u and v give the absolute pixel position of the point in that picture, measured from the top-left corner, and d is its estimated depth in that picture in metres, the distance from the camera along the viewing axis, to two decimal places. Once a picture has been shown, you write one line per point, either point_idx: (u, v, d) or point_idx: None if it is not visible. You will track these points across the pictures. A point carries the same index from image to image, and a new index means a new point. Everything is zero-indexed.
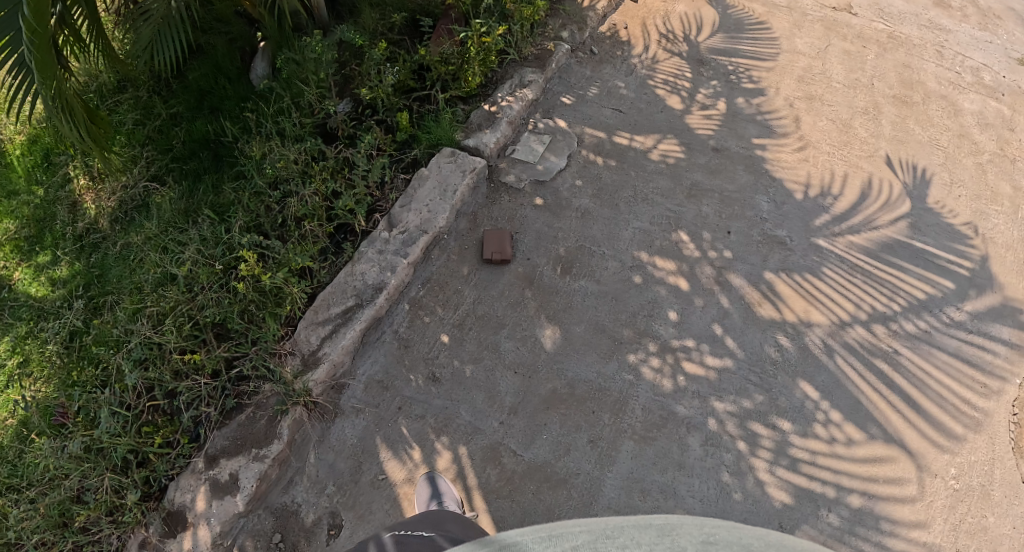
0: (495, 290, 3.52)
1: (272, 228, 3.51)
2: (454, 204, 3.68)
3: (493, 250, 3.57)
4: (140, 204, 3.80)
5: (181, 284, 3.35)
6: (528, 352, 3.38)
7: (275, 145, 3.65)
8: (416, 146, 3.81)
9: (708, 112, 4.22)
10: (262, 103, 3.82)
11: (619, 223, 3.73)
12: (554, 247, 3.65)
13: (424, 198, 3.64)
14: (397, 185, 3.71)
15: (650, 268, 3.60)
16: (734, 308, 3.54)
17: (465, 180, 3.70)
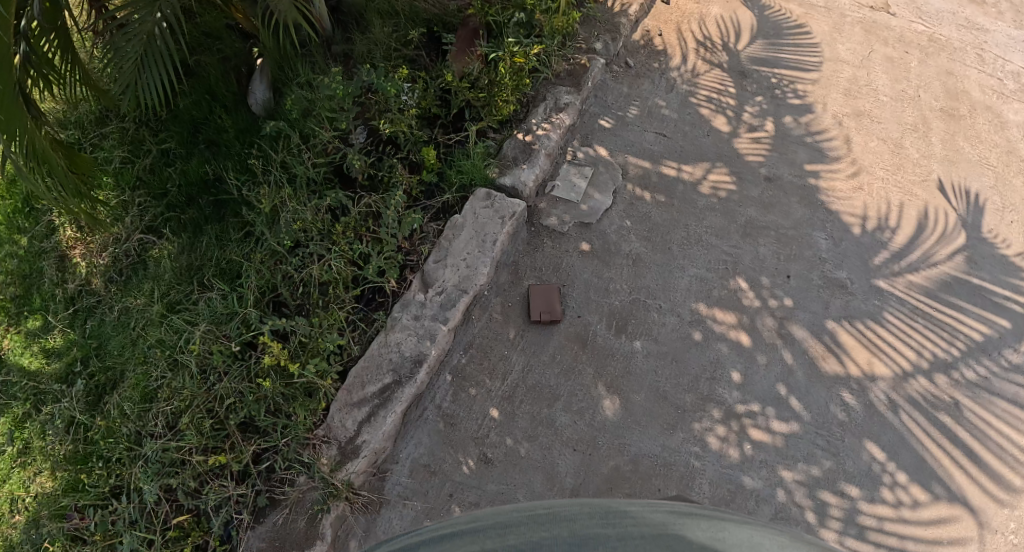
0: (546, 355, 3.25)
1: (292, 298, 3.12)
2: (496, 259, 3.31)
3: (542, 309, 3.27)
4: (136, 260, 3.42)
5: (198, 365, 3.00)
6: (586, 427, 3.13)
7: (287, 199, 3.21)
8: (446, 188, 3.40)
9: (756, 134, 3.91)
10: (268, 147, 3.36)
11: (670, 271, 3.46)
12: (604, 301, 3.36)
13: (463, 252, 3.24)
14: (429, 237, 3.31)
15: (709, 322, 3.36)
16: (798, 365, 3.33)
17: (504, 228, 3.30)
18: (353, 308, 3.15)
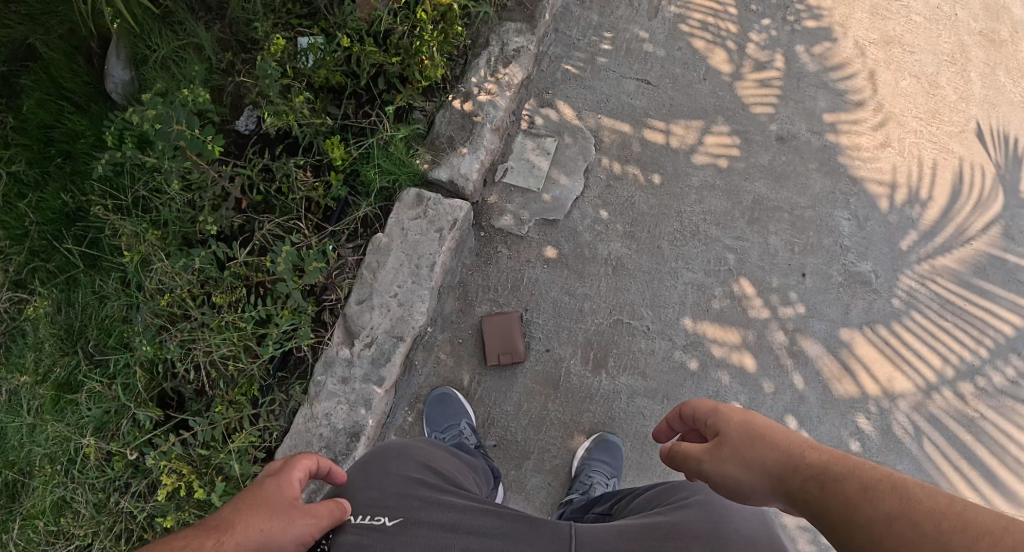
0: (508, 404, 2.59)
1: (188, 383, 2.57)
2: (435, 294, 2.61)
3: (498, 346, 2.59)
4: (9, 324, 2.75)
5: (102, 468, 2.54)
6: (562, 489, 2.55)
7: (162, 262, 2.58)
8: (359, 197, 2.75)
9: (764, 75, 2.99)
10: (129, 185, 2.69)
11: (659, 279, 2.69)
12: (577, 326, 2.63)
13: (388, 290, 2.54)
14: (348, 268, 2.69)
15: (707, 344, 2.70)
16: (810, 391, 2.80)
17: (444, 246, 2.57)
18: (266, 373, 2.58)
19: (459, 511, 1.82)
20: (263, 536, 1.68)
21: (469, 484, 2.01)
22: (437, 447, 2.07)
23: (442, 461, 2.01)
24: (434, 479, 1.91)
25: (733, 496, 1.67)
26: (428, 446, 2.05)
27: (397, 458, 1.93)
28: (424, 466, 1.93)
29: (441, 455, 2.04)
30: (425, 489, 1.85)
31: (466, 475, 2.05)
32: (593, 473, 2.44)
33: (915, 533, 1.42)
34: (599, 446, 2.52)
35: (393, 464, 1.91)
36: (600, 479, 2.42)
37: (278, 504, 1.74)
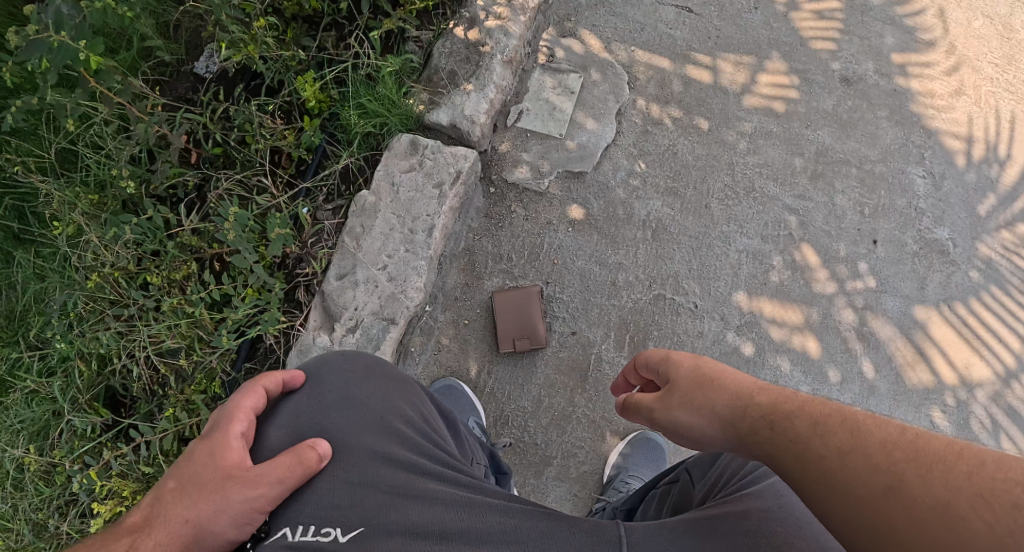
0: (526, 399, 2.09)
1: (134, 382, 2.09)
2: (433, 267, 2.14)
3: (512, 328, 2.08)
4: None
5: (41, 485, 2.02)
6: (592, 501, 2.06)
7: (92, 233, 2.08)
8: (336, 148, 2.30)
9: (823, 5, 2.49)
10: (56, 138, 2.19)
11: (707, 247, 2.18)
12: (609, 303, 2.12)
13: (374, 258, 2.09)
14: (326, 232, 2.26)
15: (765, 325, 2.21)
16: (880, 380, 2.28)
17: (445, 205, 2.11)
18: (234, 363, 2.14)
19: (435, 489, 1.33)
20: (194, 527, 1.31)
21: (441, 431, 1.53)
22: (394, 379, 1.53)
23: (403, 399, 1.50)
24: (398, 445, 1.40)
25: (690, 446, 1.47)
26: (384, 383, 1.50)
27: (346, 417, 1.41)
28: (377, 419, 1.42)
29: (404, 394, 1.51)
30: (383, 459, 1.36)
31: (433, 412, 1.56)
32: (632, 479, 2.01)
33: (872, 470, 1.20)
34: (643, 447, 2.06)
35: (341, 424, 1.40)
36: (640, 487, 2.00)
37: (212, 476, 1.34)
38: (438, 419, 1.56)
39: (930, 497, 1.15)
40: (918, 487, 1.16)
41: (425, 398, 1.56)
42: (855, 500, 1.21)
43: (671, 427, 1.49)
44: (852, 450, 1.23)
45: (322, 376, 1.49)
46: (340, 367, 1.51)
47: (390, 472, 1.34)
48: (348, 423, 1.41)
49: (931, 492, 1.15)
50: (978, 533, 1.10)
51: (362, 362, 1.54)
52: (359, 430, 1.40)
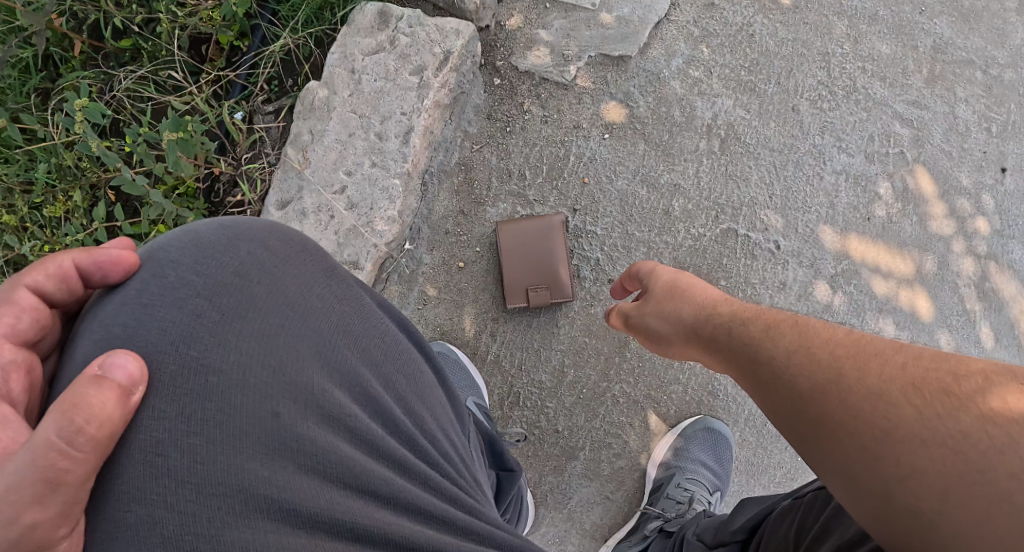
0: (545, 371, 1.48)
1: None
2: (413, 189, 1.53)
3: (522, 272, 1.47)
4: None
5: None
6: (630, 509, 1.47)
7: None
8: (279, 27, 1.66)
9: None
10: None
11: (795, 165, 1.56)
12: (660, 239, 1.50)
13: (328, 172, 1.47)
14: (268, 144, 1.64)
15: (866, 275, 1.59)
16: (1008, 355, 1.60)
17: (427, 101, 1.49)
18: None
19: None
20: None
21: (404, 403, 0.91)
22: (318, 311, 0.86)
23: (336, 361, 0.84)
24: (328, 482, 0.78)
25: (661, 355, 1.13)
26: (298, 328, 0.83)
27: (219, 419, 0.76)
28: (278, 418, 0.78)
29: (335, 344, 0.85)
30: (286, 516, 0.75)
31: (394, 366, 0.92)
32: (692, 487, 1.46)
33: (811, 365, 0.85)
34: (709, 441, 1.48)
35: (212, 433, 0.76)
36: (701, 497, 1.46)
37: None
38: (405, 378, 0.92)
39: (861, 391, 0.80)
40: (858, 379, 0.81)
41: (381, 342, 0.91)
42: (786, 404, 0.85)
43: (642, 337, 1.15)
44: (795, 345, 0.88)
45: (166, 278, 0.80)
46: (201, 272, 0.81)
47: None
48: (231, 436, 0.76)
49: (860, 381, 0.81)
50: (911, 428, 0.76)
51: (252, 264, 0.84)
52: (254, 456, 0.76)
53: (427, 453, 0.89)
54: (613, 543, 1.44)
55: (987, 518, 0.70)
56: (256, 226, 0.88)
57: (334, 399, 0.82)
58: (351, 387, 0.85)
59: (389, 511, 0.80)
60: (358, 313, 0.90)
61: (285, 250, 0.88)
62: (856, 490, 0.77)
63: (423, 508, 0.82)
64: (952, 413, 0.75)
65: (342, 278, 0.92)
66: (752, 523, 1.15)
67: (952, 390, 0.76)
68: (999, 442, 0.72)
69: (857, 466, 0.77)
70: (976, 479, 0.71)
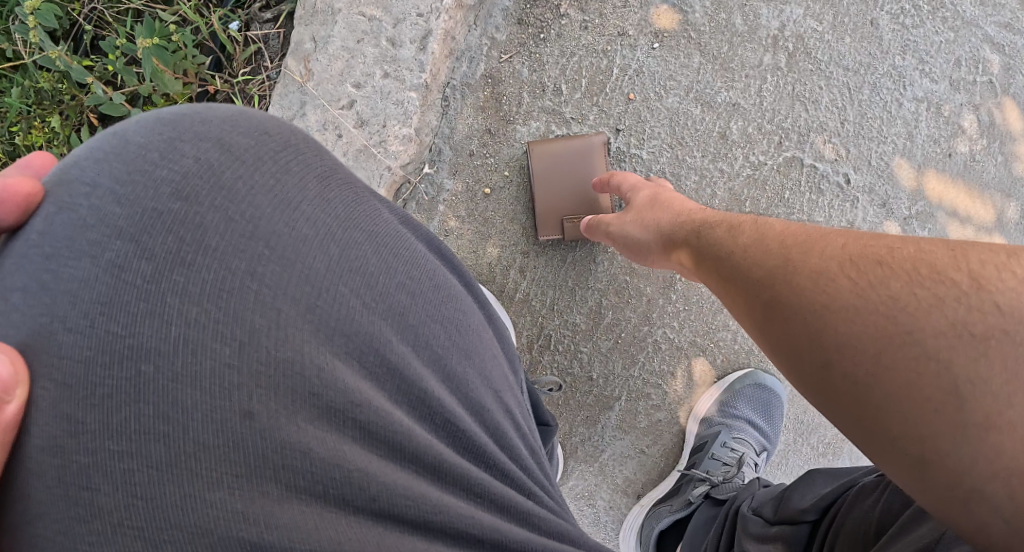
0: (580, 312, 1.31)
1: None
2: (431, 103, 1.33)
3: (560, 199, 1.29)
4: None
5: None
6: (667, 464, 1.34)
7: None
8: None
9: None
10: None
11: (871, 88, 1.36)
12: (714, 167, 1.31)
13: (334, 84, 1.26)
14: (267, 57, 1.42)
15: (942, 219, 1.40)
16: None
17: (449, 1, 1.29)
18: None
19: None
20: None
21: (443, 367, 0.75)
22: (307, 246, 0.68)
23: (337, 319, 0.67)
24: (329, 506, 0.62)
25: (639, 262, 1.16)
26: (275, 279, 0.65)
27: (162, 431, 0.59)
28: (252, 420, 0.61)
29: (336, 292, 0.68)
30: None
31: (424, 312, 0.75)
32: (738, 447, 1.31)
33: (762, 256, 0.85)
34: (757, 395, 1.34)
35: (153, 452, 0.59)
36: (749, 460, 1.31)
37: None
38: (443, 328, 0.76)
39: (801, 268, 0.80)
40: (800, 262, 0.80)
41: (406, 280, 0.74)
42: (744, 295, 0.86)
43: (621, 246, 1.17)
44: (754, 239, 0.89)
45: (76, 211, 0.63)
46: (124, 204, 0.63)
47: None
48: (182, 457, 0.59)
49: (800, 262, 0.80)
50: (845, 300, 0.74)
51: (200, 188, 0.65)
52: (221, 482, 0.59)
53: (468, 437, 0.73)
54: (648, 502, 1.30)
55: (916, 378, 0.68)
56: (209, 118, 0.69)
57: (335, 381, 0.65)
58: (359, 359, 0.68)
59: (418, 538, 0.64)
60: (371, 253, 0.72)
61: (254, 153, 0.69)
62: (808, 368, 0.75)
63: (458, 525, 0.67)
64: (882, 280, 0.74)
65: (341, 186, 0.74)
66: (824, 501, 0.98)
67: (886, 262, 0.75)
68: (925, 302, 0.70)
69: (795, 340, 0.77)
70: (903, 338, 0.70)
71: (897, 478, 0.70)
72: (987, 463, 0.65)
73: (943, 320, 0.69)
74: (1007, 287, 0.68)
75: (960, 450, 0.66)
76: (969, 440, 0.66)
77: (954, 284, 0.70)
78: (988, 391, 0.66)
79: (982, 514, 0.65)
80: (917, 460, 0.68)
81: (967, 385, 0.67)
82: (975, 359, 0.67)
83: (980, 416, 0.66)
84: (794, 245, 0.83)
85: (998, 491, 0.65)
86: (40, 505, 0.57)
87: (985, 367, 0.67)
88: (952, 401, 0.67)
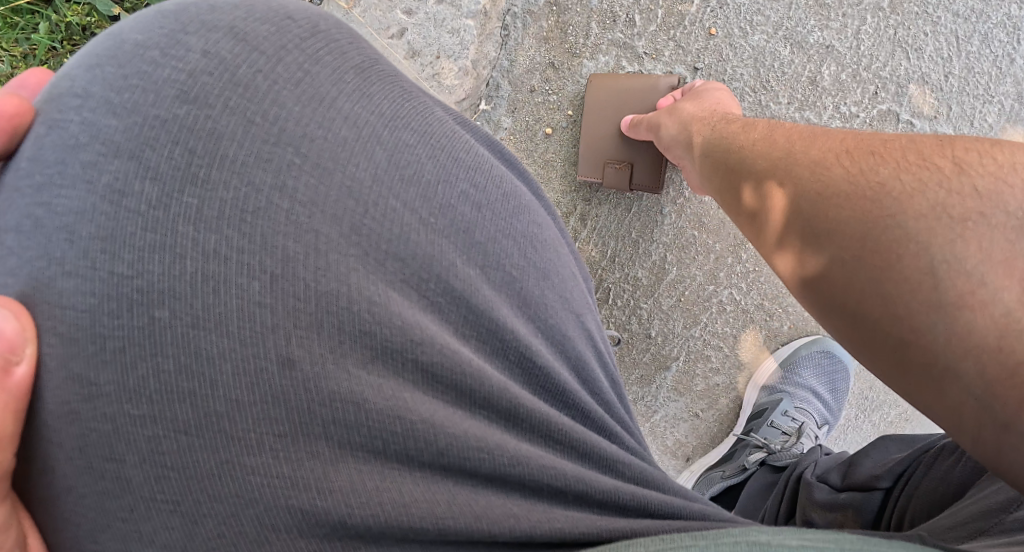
0: (642, 267, 1.20)
1: None
2: (490, 33, 1.21)
3: (611, 139, 1.17)
4: None
5: None
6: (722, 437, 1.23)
7: None
8: None
9: None
10: None
11: (982, 39, 1.21)
12: (801, 115, 1.18)
13: (382, 11, 1.17)
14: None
15: None
16: None
17: None
18: None
19: None
20: None
21: (518, 292, 0.64)
22: (345, 152, 0.58)
23: (389, 238, 0.58)
24: (391, 462, 0.55)
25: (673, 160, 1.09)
26: (306, 194, 0.56)
27: (186, 388, 0.52)
28: (290, 369, 0.53)
29: (388, 208, 0.59)
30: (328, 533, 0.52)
31: (493, 226, 0.64)
32: (800, 417, 1.22)
33: (768, 149, 0.84)
34: (825, 360, 1.23)
35: (179, 414, 0.52)
36: (810, 431, 1.21)
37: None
38: (517, 243, 0.65)
39: (802, 162, 0.78)
40: (802, 154, 0.79)
41: (470, 191, 0.64)
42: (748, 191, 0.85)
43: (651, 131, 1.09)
44: (764, 136, 0.87)
45: (68, 128, 0.55)
46: (121, 116, 0.55)
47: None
48: (214, 417, 0.52)
49: (805, 155, 0.79)
50: (837, 186, 0.73)
51: (208, 85, 0.56)
52: (262, 444, 0.52)
53: (548, 374, 0.64)
54: (699, 468, 1.23)
55: (893, 260, 0.68)
56: (218, 6, 0.59)
57: (389, 316, 0.56)
58: (417, 288, 0.59)
59: (495, 493, 0.57)
60: (424, 160, 0.62)
61: (274, 42, 0.59)
62: (810, 261, 0.75)
63: (538, 475, 0.59)
64: (873, 168, 0.72)
65: (383, 79, 0.64)
66: (899, 466, 0.86)
67: (880, 152, 0.74)
68: (911, 187, 0.69)
69: (793, 234, 0.77)
70: (886, 222, 0.69)
71: (879, 365, 0.70)
72: (958, 341, 0.64)
73: (924, 203, 0.68)
74: (989, 173, 0.67)
75: (935, 328, 0.65)
76: (947, 318, 0.64)
77: (939, 170, 0.69)
78: (966, 270, 0.65)
79: (957, 390, 0.64)
80: (898, 341, 0.67)
81: (943, 265, 0.65)
82: (951, 240, 0.66)
83: (955, 294, 0.64)
84: (797, 140, 0.82)
85: (970, 368, 0.64)
86: (66, 478, 0.51)
87: (961, 246, 0.65)
88: (932, 281, 0.66)
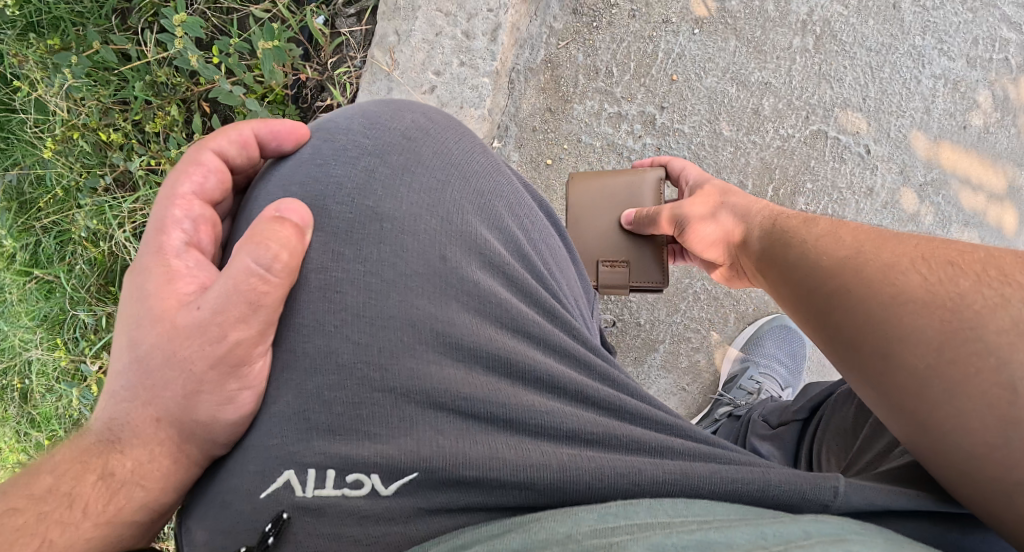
0: None
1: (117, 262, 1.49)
2: (501, 87, 1.50)
3: (601, 236, 1.31)
4: None
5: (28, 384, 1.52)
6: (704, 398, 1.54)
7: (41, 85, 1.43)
8: None
9: None
10: None
11: (893, 66, 1.52)
12: (748, 139, 1.49)
13: (416, 73, 1.45)
14: (352, 47, 1.52)
15: (955, 185, 1.53)
16: None
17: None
18: None
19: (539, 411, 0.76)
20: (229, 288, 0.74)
21: (548, 272, 0.93)
22: (482, 174, 0.90)
23: (490, 210, 0.88)
24: (485, 320, 0.81)
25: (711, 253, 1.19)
26: (461, 187, 0.87)
27: (391, 259, 0.79)
28: (445, 260, 0.81)
29: (492, 203, 0.89)
30: (450, 349, 0.78)
31: (540, 240, 0.94)
32: (764, 380, 1.49)
33: (838, 247, 0.91)
34: (782, 341, 1.54)
35: (386, 270, 0.79)
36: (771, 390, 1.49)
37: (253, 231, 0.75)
38: (548, 255, 0.95)
39: (876, 264, 0.85)
40: (875, 256, 0.86)
41: (530, 217, 0.94)
42: (811, 283, 0.91)
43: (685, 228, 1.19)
44: (828, 232, 0.96)
45: (337, 142, 0.85)
46: (372, 137, 0.86)
47: (470, 383, 0.76)
48: (401, 275, 0.79)
49: (876, 256, 0.85)
50: (914, 293, 0.79)
51: (418, 133, 0.89)
52: (422, 291, 0.79)
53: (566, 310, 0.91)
54: None
55: (971, 372, 0.74)
56: (417, 104, 0.94)
57: (487, 243, 0.85)
58: (504, 237, 0.88)
59: (537, 351, 0.82)
60: (514, 184, 0.94)
61: (447, 124, 0.93)
62: (878, 361, 0.80)
63: (564, 345, 0.84)
64: (952, 279, 0.78)
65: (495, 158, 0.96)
66: (811, 403, 1.15)
67: (957, 263, 0.80)
68: (993, 303, 0.75)
69: (862, 334, 0.82)
70: (965, 334, 0.75)
71: (944, 470, 0.75)
72: None
73: (1006, 320, 0.74)
74: None
75: (1012, 442, 0.71)
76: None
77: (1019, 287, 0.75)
78: None
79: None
80: (972, 452, 0.73)
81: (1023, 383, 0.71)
82: None
83: None
84: (873, 245, 0.88)
85: None
86: (305, 309, 0.78)
87: None
88: (1004, 399, 0.72)
